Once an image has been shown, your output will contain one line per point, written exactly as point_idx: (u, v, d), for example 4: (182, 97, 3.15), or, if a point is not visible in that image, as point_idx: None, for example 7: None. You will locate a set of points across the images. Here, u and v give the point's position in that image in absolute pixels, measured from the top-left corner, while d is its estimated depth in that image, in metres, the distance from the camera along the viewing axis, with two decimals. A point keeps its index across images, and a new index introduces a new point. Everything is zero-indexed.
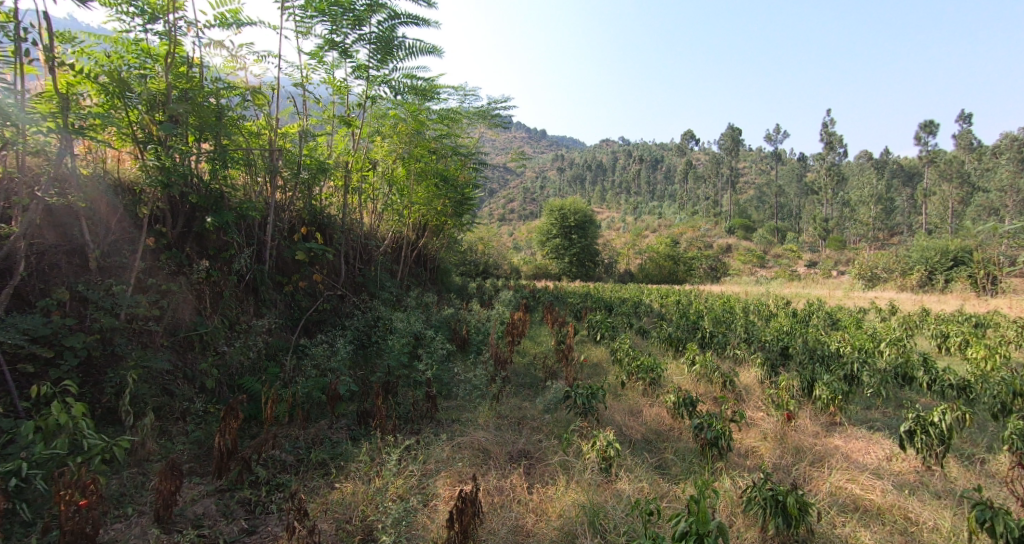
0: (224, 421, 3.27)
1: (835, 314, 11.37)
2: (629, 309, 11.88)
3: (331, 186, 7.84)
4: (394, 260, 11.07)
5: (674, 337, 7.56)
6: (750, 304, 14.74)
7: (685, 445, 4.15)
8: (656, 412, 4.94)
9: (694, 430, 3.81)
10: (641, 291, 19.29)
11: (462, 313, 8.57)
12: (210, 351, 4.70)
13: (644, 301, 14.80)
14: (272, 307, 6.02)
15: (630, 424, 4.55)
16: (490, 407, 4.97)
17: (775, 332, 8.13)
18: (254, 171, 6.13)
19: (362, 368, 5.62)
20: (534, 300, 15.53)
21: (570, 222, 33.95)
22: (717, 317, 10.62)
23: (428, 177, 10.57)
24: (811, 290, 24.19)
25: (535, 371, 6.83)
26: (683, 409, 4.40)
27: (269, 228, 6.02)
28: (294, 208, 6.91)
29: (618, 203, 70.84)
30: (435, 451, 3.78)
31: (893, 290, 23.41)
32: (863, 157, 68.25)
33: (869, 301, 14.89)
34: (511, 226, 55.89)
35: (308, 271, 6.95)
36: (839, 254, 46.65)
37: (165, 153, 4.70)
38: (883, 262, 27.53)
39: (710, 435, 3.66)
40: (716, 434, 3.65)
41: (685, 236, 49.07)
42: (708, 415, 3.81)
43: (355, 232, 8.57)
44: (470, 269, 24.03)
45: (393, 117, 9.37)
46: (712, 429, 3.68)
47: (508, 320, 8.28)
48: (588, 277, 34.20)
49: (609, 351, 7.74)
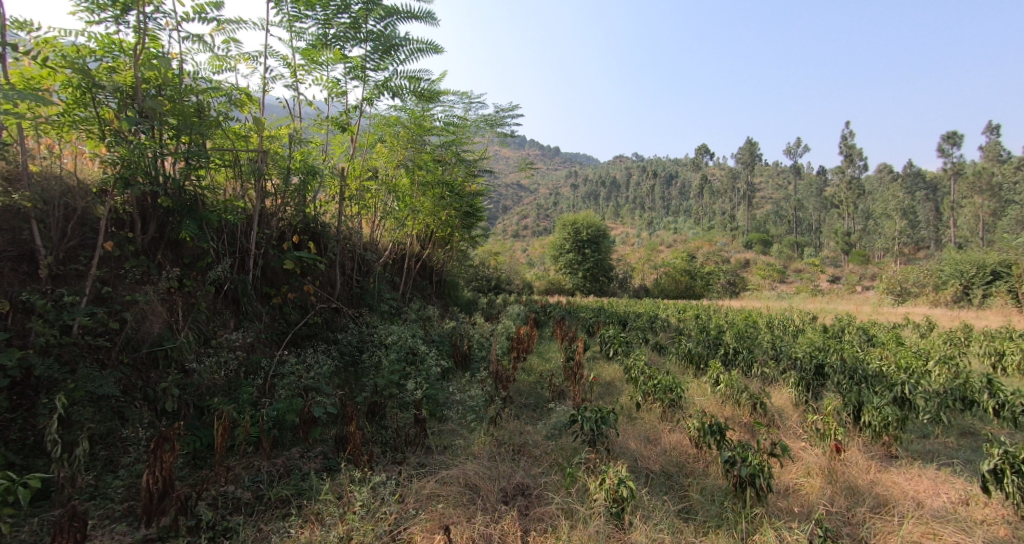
0: (155, 455, 2.68)
1: (870, 329, 10.55)
2: (644, 325, 11.24)
3: (327, 194, 7.46)
4: (396, 272, 10.63)
5: (694, 354, 6.93)
6: (775, 320, 13.95)
7: (713, 481, 3.52)
8: (677, 439, 4.32)
9: (725, 465, 3.20)
10: (659, 306, 18.51)
11: (465, 328, 8.04)
12: (176, 369, 4.24)
13: (661, 316, 14.12)
14: (255, 320, 5.58)
15: (647, 455, 3.93)
16: (489, 432, 4.41)
17: (806, 348, 7.43)
18: (240, 175, 5.77)
19: (348, 388, 5.11)
20: (545, 315, 14.94)
21: (583, 237, 33.41)
22: (740, 332, 9.92)
23: (432, 187, 10.18)
24: (837, 306, 23.09)
25: (541, 390, 6.25)
26: (709, 437, 3.73)
27: (253, 236, 5.61)
28: (284, 215, 6.52)
29: (632, 219, 70.09)
30: (415, 488, 3.23)
31: (927, 306, 22.20)
32: (884, 170, 66.78)
33: (905, 316, 13.93)
34: (523, 242, 55.47)
35: (298, 282, 6.52)
36: (864, 269, 45.18)
37: (127, 147, 4.23)
38: (913, 276, 26.32)
39: (746, 473, 3.02)
40: (752, 471, 3.01)
41: (702, 251, 48.05)
42: (741, 448, 3.17)
43: (352, 242, 8.16)
44: (482, 284, 23.52)
45: (394, 123, 9.03)
46: (748, 466, 3.04)
47: (513, 335, 7.73)
48: (602, 293, 33.46)
49: (623, 369, 7.13)
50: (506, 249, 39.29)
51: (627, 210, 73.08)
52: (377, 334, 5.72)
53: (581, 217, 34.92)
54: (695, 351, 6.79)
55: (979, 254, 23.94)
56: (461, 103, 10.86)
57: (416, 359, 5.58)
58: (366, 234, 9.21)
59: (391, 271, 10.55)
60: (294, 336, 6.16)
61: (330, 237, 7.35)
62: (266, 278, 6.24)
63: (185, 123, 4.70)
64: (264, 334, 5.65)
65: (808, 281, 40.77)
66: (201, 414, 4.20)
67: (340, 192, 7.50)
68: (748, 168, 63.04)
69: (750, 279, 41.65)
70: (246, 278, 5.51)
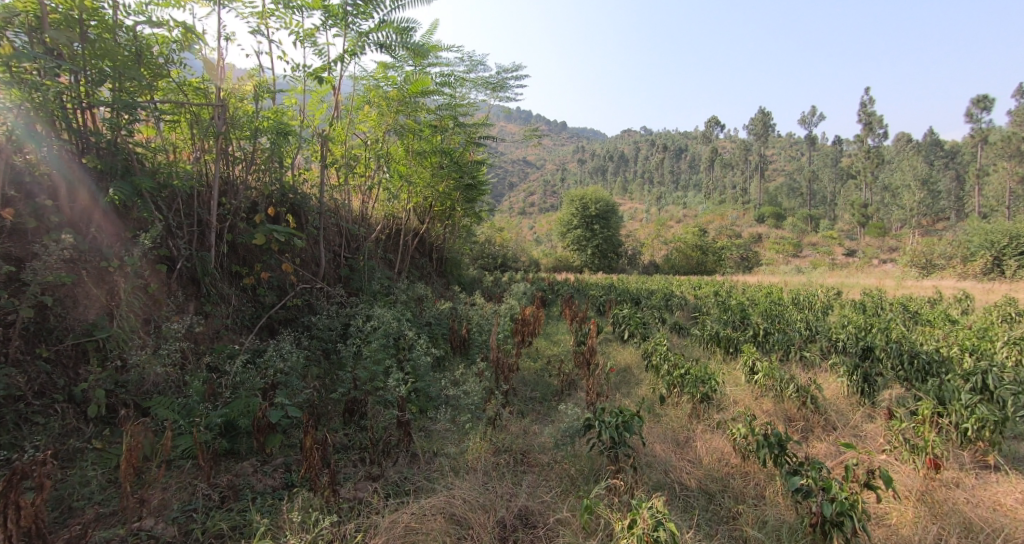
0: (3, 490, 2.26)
1: (910, 305, 9.68)
2: (660, 302, 10.47)
3: (307, 160, 6.67)
4: (392, 249, 9.90)
5: (721, 335, 6.17)
6: (799, 295, 13.09)
7: (775, 512, 2.81)
8: (715, 445, 3.61)
9: (801, 498, 2.58)
10: (672, 282, 17.73)
11: (465, 309, 7.33)
12: (110, 364, 3.54)
13: (677, 293, 13.32)
14: (219, 303, 4.87)
15: (683, 470, 3.22)
16: (487, 437, 3.72)
17: (847, 327, 6.64)
18: (197, 135, 4.96)
19: (327, 381, 4.44)
20: (552, 293, 14.21)
21: (591, 212, 32.43)
22: (766, 309, 9.12)
23: (429, 154, 9.38)
24: (858, 280, 22.17)
25: (548, 379, 5.55)
26: (765, 453, 2.99)
27: (213, 206, 4.80)
28: (256, 184, 5.76)
29: (641, 194, 68.56)
30: (388, 527, 2.54)
31: (953, 279, 21.23)
32: (905, 138, 64.38)
33: (938, 289, 13.05)
34: (530, 219, 54.45)
35: (274, 260, 5.81)
36: (882, 242, 43.81)
37: (25, 90, 3.41)
38: (938, 249, 25.23)
39: (832, 514, 2.37)
40: (839, 510, 2.36)
41: (714, 225, 46.83)
42: (817, 475, 2.54)
43: (339, 216, 7.41)
44: (487, 262, 22.77)
45: (385, 84, 8.18)
46: (835, 504, 2.38)
47: (518, 316, 7.01)
48: (611, 269, 32.64)
49: (640, 353, 6.41)
50: (512, 226, 38.39)
51: (636, 185, 71.42)
52: (360, 319, 5.02)
53: (589, 192, 33.84)
54: (723, 334, 6.05)
55: (1010, 223, 22.78)
56: (460, 64, 9.96)
57: (405, 347, 4.87)
58: (355, 207, 8.44)
59: (386, 248, 9.81)
60: (269, 320, 5.47)
61: (311, 208, 6.59)
62: (237, 255, 5.52)
63: (111, 67, 3.89)
64: (230, 319, 4.96)
65: (824, 254, 39.64)
66: (141, 418, 3.54)
67: (323, 160, 6.72)
68: (761, 140, 61.06)
69: (763, 254, 40.58)
70: (207, 255, 4.78)
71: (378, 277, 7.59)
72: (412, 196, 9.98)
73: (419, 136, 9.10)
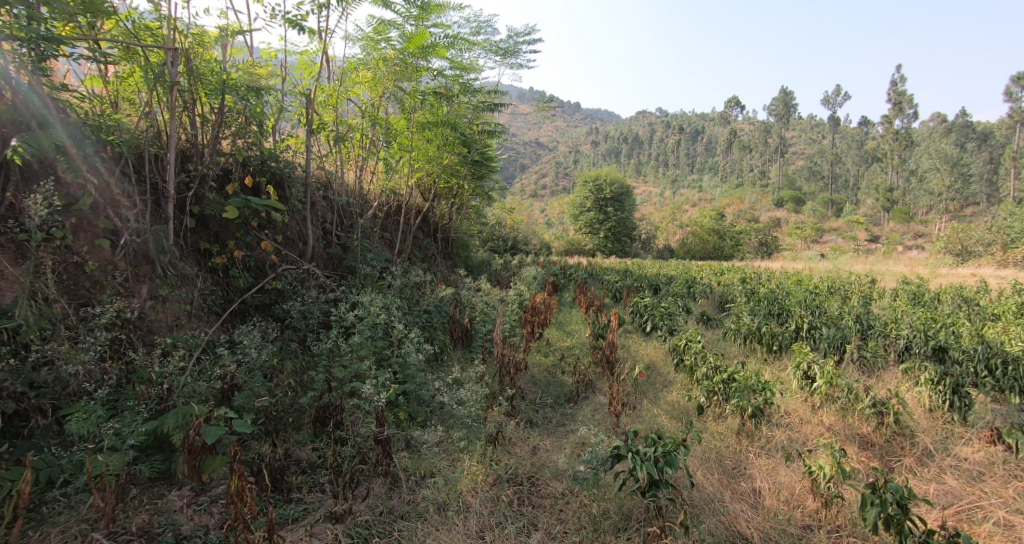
0: None
1: (959, 296, 8.84)
2: (682, 290, 9.68)
3: (295, 126, 5.91)
4: (392, 228, 9.19)
5: (761, 330, 5.39)
6: (829, 284, 12.28)
7: None
8: (778, 485, 2.93)
9: None
10: (691, 268, 16.92)
11: (469, 295, 6.61)
12: (18, 360, 2.84)
13: (698, 279, 12.54)
14: (178, 286, 4.16)
15: (750, 522, 2.57)
16: (488, 461, 3.04)
17: (904, 323, 5.83)
18: (149, 87, 4.13)
19: (300, 382, 3.73)
20: (565, 278, 13.47)
21: (606, 194, 31.37)
22: (801, 299, 8.31)
23: (433, 126, 8.61)
24: (888, 267, 21.23)
25: (562, 380, 4.84)
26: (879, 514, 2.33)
27: (169, 172, 4.07)
28: (228, 150, 4.99)
29: (655, 176, 66.88)
30: None
31: (991, 267, 20.25)
32: (934, 120, 61.86)
33: (982, 277, 12.18)
34: (541, 202, 53.37)
35: (250, 237, 5.08)
36: (907, 230, 42.30)
37: None
38: (973, 236, 24.26)
39: None
40: None
41: (732, 209, 45.40)
42: None
43: (330, 190, 6.67)
44: (498, 244, 22.13)
45: (382, 42, 7.32)
46: None
47: (528, 304, 6.29)
48: (625, 254, 31.72)
49: (665, 349, 5.67)
50: (522, 208, 37.35)
51: (651, 167, 69.71)
52: (344, 307, 4.35)
53: (603, 172, 32.71)
54: (764, 329, 5.28)
55: None
56: (467, 25, 9.04)
57: (395, 341, 4.16)
58: (351, 181, 7.68)
59: (387, 227, 9.09)
60: (243, 306, 4.81)
61: (298, 180, 5.83)
62: (206, 231, 4.80)
63: None
64: (193, 305, 4.27)
65: (847, 240, 38.31)
66: (58, 427, 2.85)
67: (312, 126, 5.95)
68: (783, 121, 58.88)
69: (783, 239, 39.30)
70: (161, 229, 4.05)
71: (373, 258, 6.88)
72: (415, 172, 9.25)
73: (423, 105, 8.31)
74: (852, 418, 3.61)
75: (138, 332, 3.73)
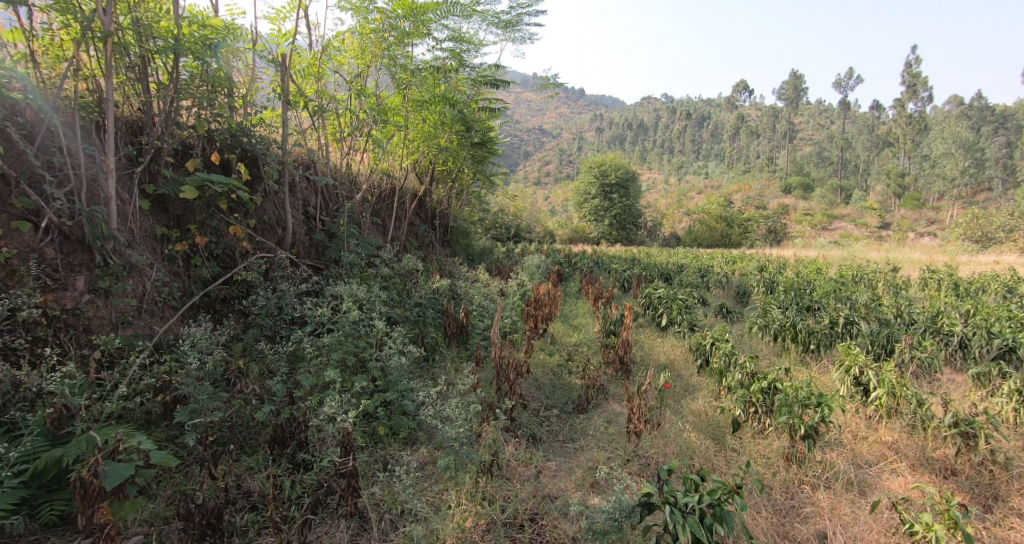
0: None
1: (995, 286, 8.24)
2: (696, 279, 9.08)
3: (271, 98, 5.22)
4: (386, 214, 8.60)
5: (794, 327, 4.80)
6: (848, 272, 11.67)
7: None
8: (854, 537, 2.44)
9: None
10: (701, 256, 16.32)
11: (467, 286, 6.03)
12: None
13: (711, 268, 11.95)
14: (124, 277, 3.57)
15: None
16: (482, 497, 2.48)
17: (951, 317, 5.23)
18: (84, 42, 3.49)
19: (261, 391, 3.16)
20: (570, 266, 12.88)
21: (612, 180, 30.57)
22: (827, 289, 7.70)
23: (431, 104, 8.21)
24: (907, 254, 20.53)
25: (569, 385, 4.27)
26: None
27: (108, 144, 3.45)
28: (189, 121, 4.36)
29: (661, 163, 65.63)
30: None
31: (1014, 255, 19.60)
32: (947, 104, 60.52)
33: (1011, 265, 11.61)
34: (545, 189, 52.45)
35: (217, 222, 4.49)
36: (919, 217, 41.41)
37: None
38: (992, 223, 23.58)
39: None
40: None
41: (739, 196, 44.52)
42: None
43: (313, 172, 6.07)
44: (500, 232, 21.52)
45: (370, 7, 6.61)
46: None
47: (531, 296, 5.71)
48: (630, 241, 31.02)
49: (684, 347, 5.09)
50: (525, 194, 36.52)
51: (657, 153, 68.46)
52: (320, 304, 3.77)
53: (608, 158, 31.84)
54: (801, 325, 4.68)
55: None
56: None
57: (377, 343, 3.58)
58: (339, 163, 7.03)
59: (380, 212, 8.49)
60: (208, 300, 4.25)
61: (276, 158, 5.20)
62: (163, 215, 4.20)
63: None
64: (145, 299, 3.69)
65: (859, 226, 37.47)
66: None
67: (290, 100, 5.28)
68: (793, 105, 57.50)
69: (793, 226, 38.49)
70: (100, 211, 3.45)
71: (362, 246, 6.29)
72: (410, 153, 8.83)
73: (418, 81, 7.73)
74: (930, 441, 3.04)
75: (71, 332, 3.16)
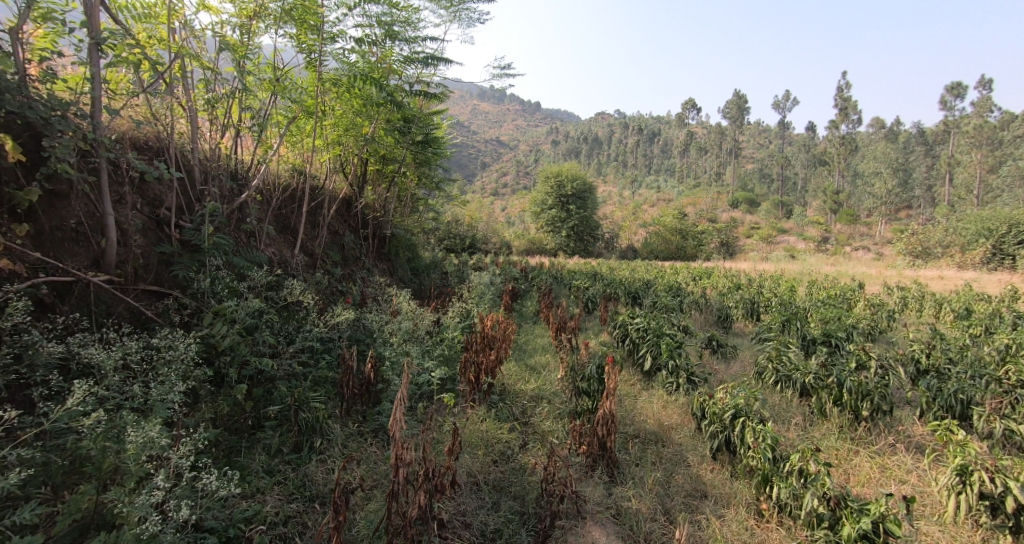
0: None
1: (990, 308, 7.56)
2: (669, 301, 7.93)
3: (79, 42, 3.44)
4: (294, 223, 6.98)
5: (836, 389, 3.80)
6: (822, 290, 10.97)
7: None
8: None
9: None
10: (665, 270, 15.47)
11: (382, 322, 4.52)
12: None
13: (681, 285, 10.94)
14: None
15: None
16: None
17: (992, 361, 4.26)
18: None
19: None
20: (526, 282, 11.57)
21: (568, 191, 29.68)
22: (819, 314, 6.73)
23: (349, 85, 7.16)
24: (858, 268, 20.72)
25: (516, 490, 2.88)
26: None
27: None
28: None
29: (615, 176, 66.05)
30: None
31: (955, 270, 20.17)
32: (878, 126, 64.55)
33: (978, 281, 11.30)
34: (501, 200, 51.25)
35: None
36: (856, 233, 43.34)
37: None
38: (934, 237, 24.27)
39: None
40: None
41: (692, 210, 45.01)
42: None
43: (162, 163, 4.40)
44: (453, 244, 19.99)
45: None
46: None
47: (473, 340, 4.32)
48: (588, 254, 30.17)
49: (672, 413, 3.86)
50: (481, 204, 35.03)
51: (611, 166, 68.98)
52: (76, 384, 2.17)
53: (564, 167, 30.92)
54: (849, 385, 3.71)
55: (1009, 210, 21.88)
56: None
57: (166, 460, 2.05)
58: (220, 153, 5.37)
59: (285, 220, 6.84)
60: None
61: (87, 142, 3.55)
62: None
63: None
64: None
65: (805, 240, 38.50)
66: None
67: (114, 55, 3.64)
68: (738, 123, 59.41)
69: (744, 240, 39.10)
70: None
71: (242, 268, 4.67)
72: (334, 147, 7.66)
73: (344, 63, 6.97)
74: None
75: None
